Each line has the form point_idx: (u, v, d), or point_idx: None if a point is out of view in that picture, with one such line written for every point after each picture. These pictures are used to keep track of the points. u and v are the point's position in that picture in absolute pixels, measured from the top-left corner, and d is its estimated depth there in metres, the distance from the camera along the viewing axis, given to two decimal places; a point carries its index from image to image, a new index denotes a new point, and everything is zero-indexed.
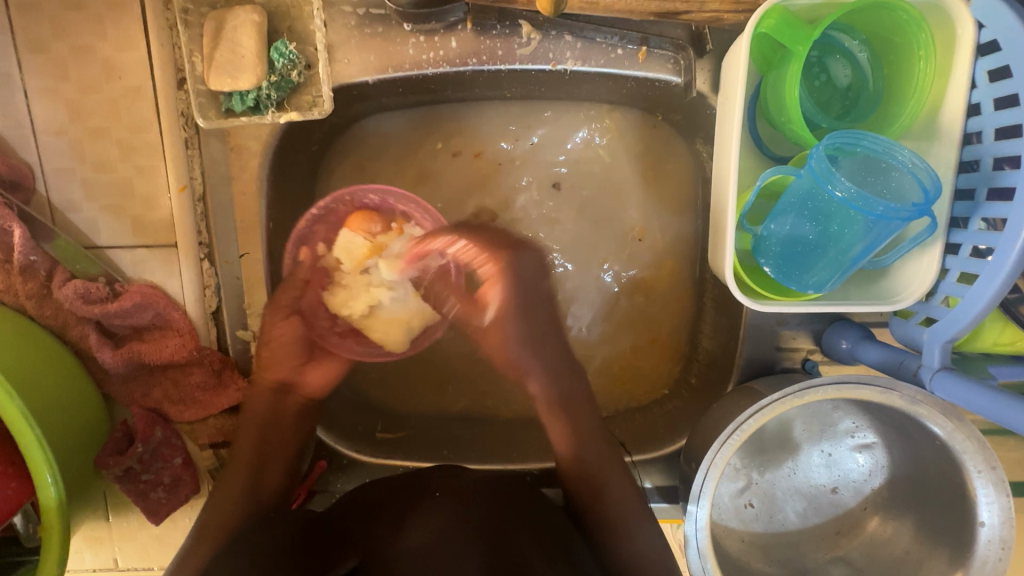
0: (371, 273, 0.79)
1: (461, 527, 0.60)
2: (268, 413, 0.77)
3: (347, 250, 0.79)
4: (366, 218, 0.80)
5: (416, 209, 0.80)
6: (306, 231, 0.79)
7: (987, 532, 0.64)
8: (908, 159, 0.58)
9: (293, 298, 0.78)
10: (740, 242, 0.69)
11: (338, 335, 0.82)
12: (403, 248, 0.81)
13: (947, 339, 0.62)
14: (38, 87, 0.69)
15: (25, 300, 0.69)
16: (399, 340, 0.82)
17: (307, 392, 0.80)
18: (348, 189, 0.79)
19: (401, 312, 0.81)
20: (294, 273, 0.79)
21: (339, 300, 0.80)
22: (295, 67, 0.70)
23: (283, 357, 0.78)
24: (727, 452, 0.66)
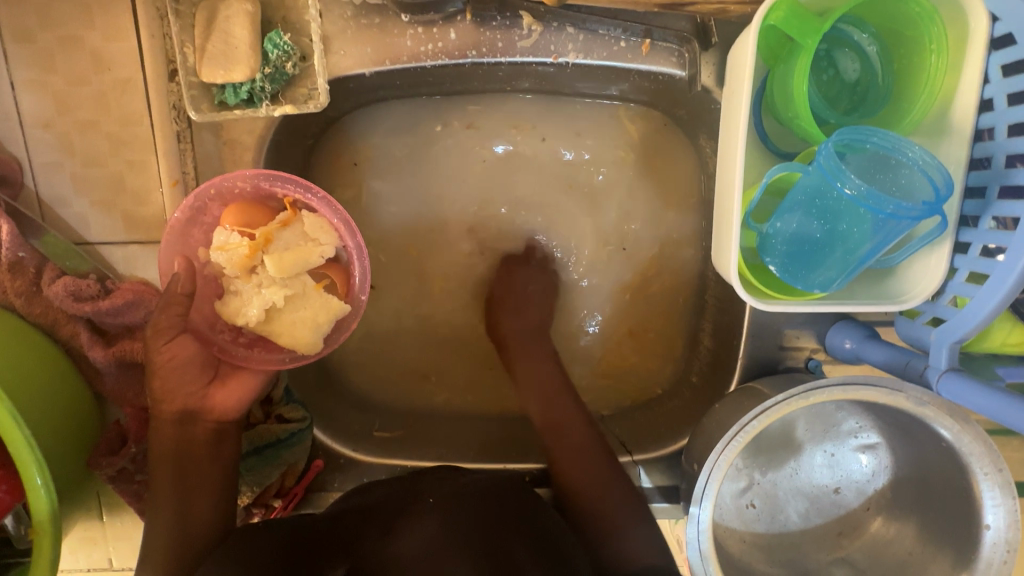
0: (259, 272, 0.66)
1: (452, 535, 0.58)
2: (174, 444, 0.68)
3: (221, 252, 0.65)
4: (238, 210, 0.67)
5: (297, 190, 0.69)
6: (182, 242, 0.68)
7: (992, 534, 0.63)
8: (919, 156, 0.56)
9: (178, 316, 0.67)
10: (745, 240, 0.68)
11: (242, 347, 0.71)
12: (291, 235, 0.68)
13: (955, 340, 0.61)
14: (25, 78, 0.67)
15: (14, 298, 0.68)
16: (311, 340, 0.68)
17: (215, 414, 0.70)
18: (210, 182, 0.67)
19: (307, 308, 0.68)
20: (172, 288, 0.66)
21: (232, 309, 0.68)
22: (290, 58, 0.68)
23: (177, 381, 0.68)
24: (730, 454, 0.65)
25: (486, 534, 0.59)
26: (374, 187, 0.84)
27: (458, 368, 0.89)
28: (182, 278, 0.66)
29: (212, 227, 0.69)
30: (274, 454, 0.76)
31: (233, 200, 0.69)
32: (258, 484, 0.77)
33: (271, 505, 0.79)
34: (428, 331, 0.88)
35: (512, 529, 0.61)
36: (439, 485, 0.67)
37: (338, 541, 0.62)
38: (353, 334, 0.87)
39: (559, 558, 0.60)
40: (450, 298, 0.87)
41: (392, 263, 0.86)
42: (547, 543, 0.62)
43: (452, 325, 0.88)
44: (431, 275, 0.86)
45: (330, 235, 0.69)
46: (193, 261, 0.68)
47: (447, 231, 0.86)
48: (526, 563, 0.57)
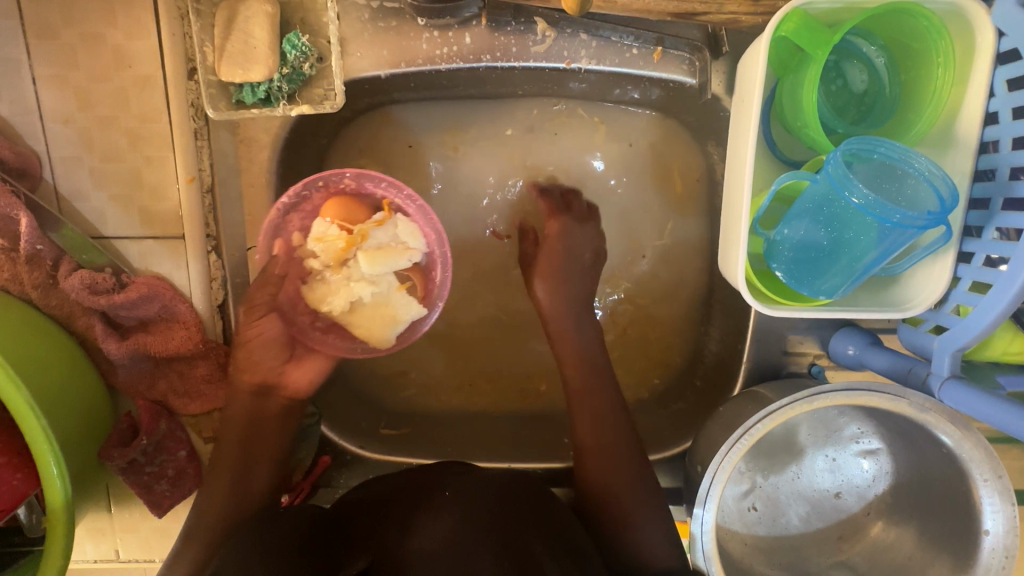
0: (350, 265, 0.72)
1: (471, 528, 0.59)
2: (248, 417, 0.73)
3: (320, 242, 0.72)
4: (342, 204, 0.73)
5: (395, 193, 0.75)
6: (282, 224, 0.74)
7: (991, 540, 0.64)
8: (925, 167, 0.57)
9: (269, 295, 0.74)
10: (752, 246, 0.69)
11: (321, 332, 0.77)
12: (384, 234, 0.73)
13: (957, 347, 0.62)
14: (47, 73, 0.68)
15: (30, 290, 0.68)
16: (384, 336, 0.75)
17: (289, 391, 0.77)
18: (320, 175, 0.73)
19: (387, 306, 0.73)
20: (270, 268, 0.74)
21: (318, 295, 0.74)
22: (307, 59, 0.69)
23: (262, 357, 0.75)
24: (735, 456, 0.66)
25: (504, 531, 0.59)
26: None
27: (465, 367, 0.90)
28: (279, 261, 0.74)
29: (308, 217, 0.75)
30: None
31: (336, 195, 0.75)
32: None
33: None
34: (436, 330, 0.89)
35: (527, 530, 0.61)
36: (453, 479, 0.67)
37: (357, 540, 0.62)
38: None
39: (572, 556, 0.60)
40: (459, 297, 0.88)
41: None
42: (563, 544, 0.62)
43: (460, 325, 0.89)
44: None
45: (419, 241, 0.75)
46: (290, 246, 0.75)
47: (457, 232, 0.87)
48: (543, 559, 0.58)
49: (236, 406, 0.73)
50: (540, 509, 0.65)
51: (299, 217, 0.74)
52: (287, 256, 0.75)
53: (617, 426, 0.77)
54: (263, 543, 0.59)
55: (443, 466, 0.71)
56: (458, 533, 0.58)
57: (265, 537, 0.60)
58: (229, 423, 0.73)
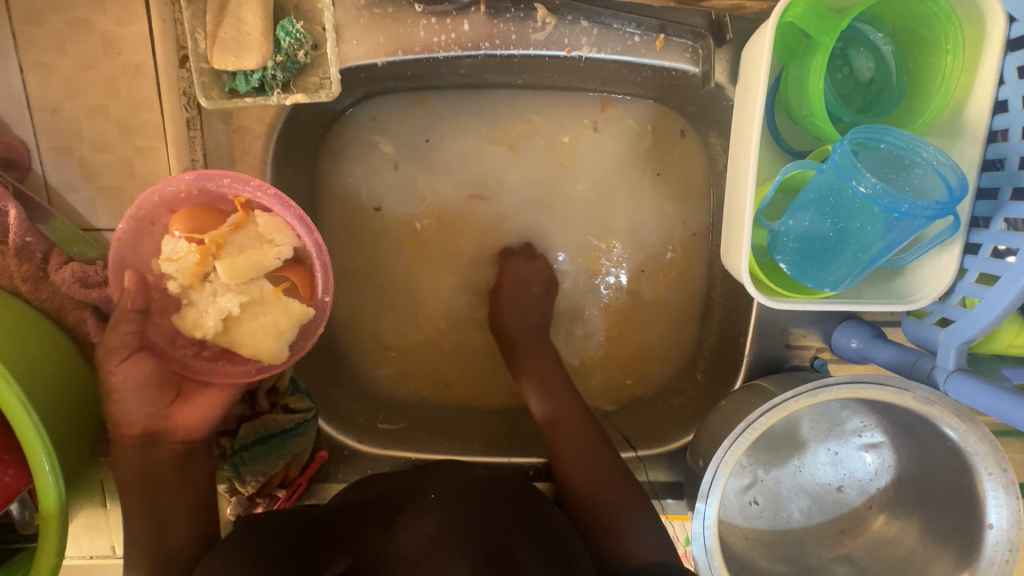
0: (212, 279, 0.65)
1: (455, 534, 0.58)
2: (139, 470, 0.66)
3: (171, 262, 0.63)
4: (186, 216, 0.64)
5: (243, 187, 0.64)
6: (133, 252, 0.66)
7: (995, 533, 0.64)
8: (933, 156, 0.56)
9: (131, 334, 0.66)
10: (756, 238, 0.68)
11: (205, 362, 0.69)
12: (242, 238, 0.65)
13: (963, 340, 0.61)
14: (33, 61, 0.66)
15: (19, 283, 0.66)
16: (274, 350, 0.67)
17: (179, 435, 0.68)
18: (152, 189, 0.63)
19: (266, 316, 0.66)
20: (123, 303, 0.65)
21: (190, 320, 0.66)
22: (301, 46, 0.68)
23: (136, 404, 0.66)
24: (738, 450, 0.65)
25: (485, 537, 0.58)
26: (382, 177, 0.84)
27: (464, 359, 0.89)
28: (133, 293, 0.65)
29: (162, 236, 0.66)
30: (279, 445, 0.76)
31: (181, 205, 0.66)
32: (263, 474, 0.77)
33: (274, 496, 0.78)
34: (434, 324, 0.88)
35: (512, 532, 0.61)
36: (442, 480, 0.67)
37: (339, 539, 0.62)
38: (358, 325, 0.87)
39: (560, 558, 0.60)
40: (458, 291, 0.87)
41: (399, 254, 0.86)
42: (549, 543, 0.62)
43: (459, 318, 0.88)
44: (439, 268, 0.86)
45: (286, 236, 0.66)
46: (145, 275, 0.66)
47: (455, 226, 0.86)
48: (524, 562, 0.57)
49: (122, 461, 0.66)
50: (531, 510, 0.65)
51: (151, 238, 0.66)
52: (143, 287, 0.65)
53: (586, 436, 0.76)
54: (251, 538, 0.59)
55: (433, 467, 0.71)
56: (439, 540, 0.58)
57: (254, 532, 0.60)
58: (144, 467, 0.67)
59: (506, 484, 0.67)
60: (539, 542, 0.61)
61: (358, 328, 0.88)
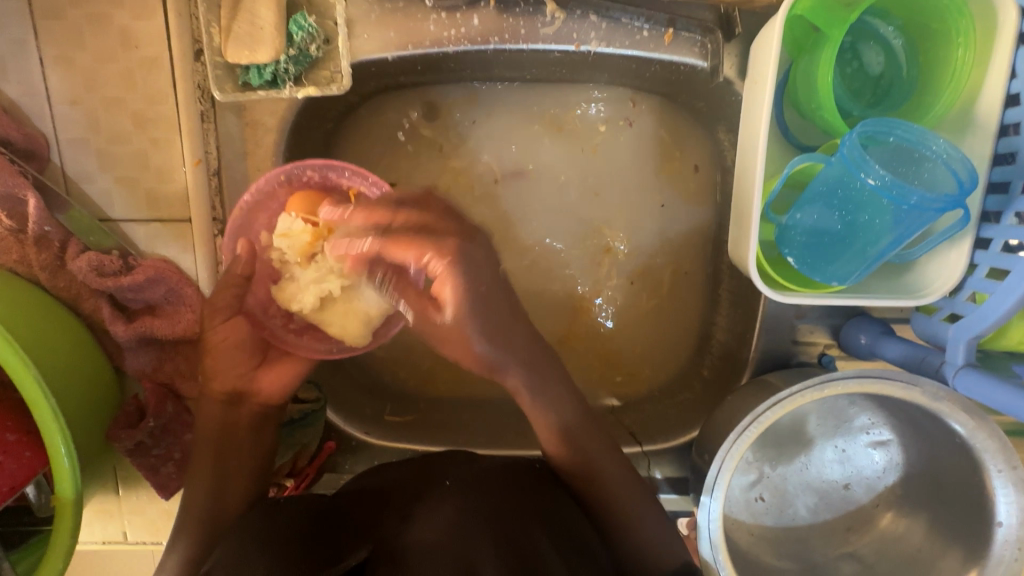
0: (318, 260, 0.73)
1: (473, 517, 0.57)
2: (218, 426, 0.71)
3: (286, 238, 0.71)
4: (305, 198, 0.71)
5: (359, 182, 0.72)
6: (247, 220, 0.72)
7: (1005, 532, 0.63)
8: (943, 149, 0.56)
9: (234, 298, 0.73)
10: (764, 233, 0.68)
11: (293, 334, 0.77)
12: (350, 228, 0.72)
13: (973, 335, 0.60)
14: (53, 54, 0.68)
15: (37, 271, 0.67)
16: (358, 334, 0.75)
17: (261, 398, 0.74)
18: (281, 169, 0.70)
19: (359, 302, 0.75)
20: (232, 268, 0.72)
21: (289, 293, 0.74)
22: (314, 40, 0.69)
23: (228, 364, 0.73)
24: (743, 444, 0.65)
25: (503, 523, 0.58)
26: (391, 171, 0.85)
27: None
28: (243, 262, 0.72)
29: (271, 214, 0.73)
30: (289, 434, 0.77)
31: (301, 187, 0.73)
32: (273, 462, 0.78)
33: (282, 485, 0.80)
34: None
35: (528, 520, 0.60)
36: (455, 470, 0.67)
37: (357, 528, 0.61)
38: None
39: (578, 550, 0.60)
40: None
41: None
42: (565, 537, 0.61)
43: None
44: None
45: (386, 232, 0.73)
46: (254, 244, 0.73)
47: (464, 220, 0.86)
48: (546, 551, 0.56)
49: (206, 414, 0.72)
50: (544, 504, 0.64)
51: (265, 212, 0.72)
52: (252, 255, 0.72)
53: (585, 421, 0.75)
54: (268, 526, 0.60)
55: (440, 455, 0.72)
56: (458, 525, 0.56)
57: (271, 521, 0.60)
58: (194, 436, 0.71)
59: (516, 470, 0.68)
60: (554, 536, 0.60)
61: None
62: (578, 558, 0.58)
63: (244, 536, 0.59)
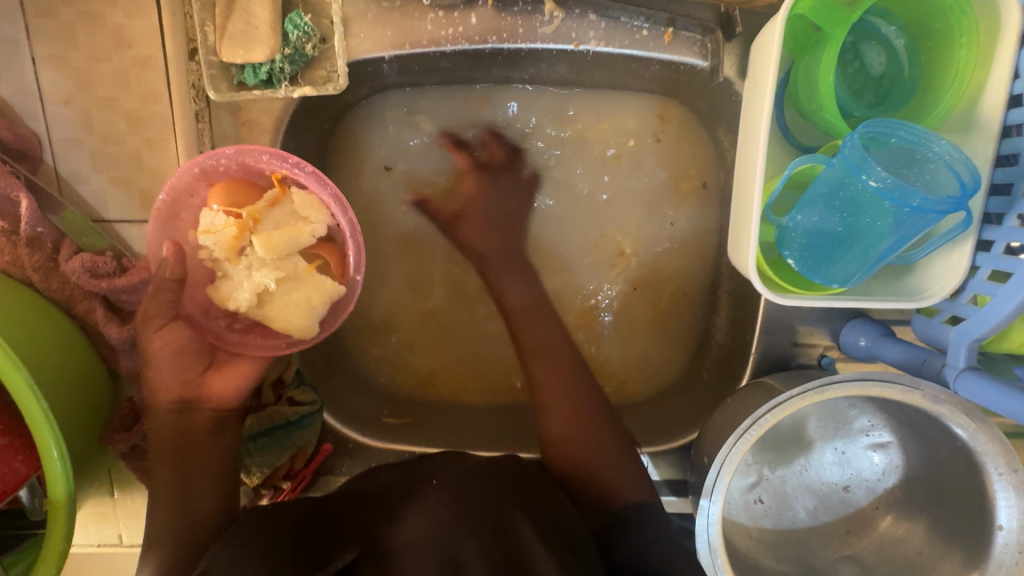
0: (248, 253, 0.66)
1: (459, 515, 0.56)
2: (173, 436, 0.67)
3: (209, 235, 0.65)
4: (225, 189, 0.65)
5: (283, 165, 0.66)
6: (172, 227, 0.67)
7: (1005, 535, 0.62)
8: (945, 150, 0.55)
9: (169, 303, 0.67)
10: (764, 235, 0.67)
11: (236, 334, 0.71)
12: (280, 214, 0.66)
13: (973, 339, 0.60)
14: (45, 53, 0.67)
15: (30, 273, 0.67)
16: (306, 324, 0.68)
17: (213, 403, 0.70)
18: (195, 161, 0.65)
19: (299, 290, 0.67)
20: (162, 271, 0.65)
21: (224, 292, 0.67)
22: (310, 40, 0.68)
23: (174, 371, 0.68)
24: (742, 447, 0.64)
25: (489, 520, 0.57)
26: (388, 172, 0.84)
27: (467, 355, 0.89)
28: (171, 262, 0.65)
29: (199, 209, 0.68)
30: (283, 437, 0.76)
31: (219, 179, 0.67)
32: (268, 466, 0.77)
33: (279, 488, 0.79)
34: (439, 319, 0.88)
35: (514, 514, 0.59)
36: (445, 469, 0.66)
37: (344, 528, 0.60)
38: (363, 319, 0.88)
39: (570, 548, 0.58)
40: (463, 287, 0.87)
41: (406, 249, 0.86)
42: (558, 536, 0.59)
43: (462, 314, 0.88)
44: (444, 263, 0.87)
45: (321, 214, 0.68)
46: (182, 245, 0.67)
47: (461, 221, 0.86)
48: (531, 545, 0.55)
49: (159, 425, 0.68)
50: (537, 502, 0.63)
51: (187, 212, 0.67)
52: (180, 257, 0.66)
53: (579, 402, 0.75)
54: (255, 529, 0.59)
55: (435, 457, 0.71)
56: (444, 520, 0.56)
57: (259, 524, 0.60)
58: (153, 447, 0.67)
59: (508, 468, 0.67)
60: (546, 534, 0.58)
61: (362, 323, 0.88)
62: (572, 557, 0.56)
63: (230, 544, 0.58)
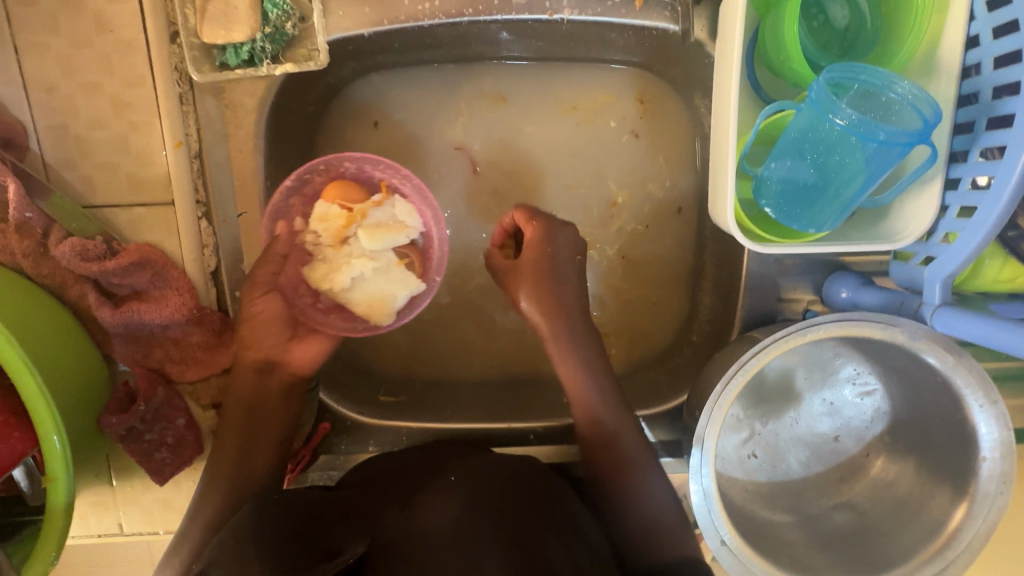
0: (350, 243, 0.74)
1: (473, 508, 0.61)
2: (252, 392, 0.73)
3: (323, 221, 0.74)
4: (342, 186, 0.76)
5: (392, 174, 0.79)
6: (284, 206, 0.76)
7: (989, 466, 0.64)
8: (908, 91, 0.58)
9: (272, 274, 0.73)
10: (742, 190, 0.70)
11: (321, 312, 0.78)
12: (383, 214, 0.76)
13: (947, 275, 0.62)
14: (28, 41, 0.68)
15: (20, 259, 0.68)
16: (385, 310, 0.76)
17: (292, 368, 0.76)
18: (321, 159, 0.78)
19: (386, 281, 0.75)
20: (272, 247, 0.74)
21: (319, 274, 0.75)
22: (289, 18, 0.70)
23: (264, 334, 0.73)
24: (730, 394, 0.66)
25: (505, 515, 0.61)
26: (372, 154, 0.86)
27: (459, 332, 0.90)
28: (282, 240, 0.75)
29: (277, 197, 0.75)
30: None
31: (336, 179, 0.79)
32: None
33: None
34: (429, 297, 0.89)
35: (530, 516, 0.62)
36: (460, 465, 0.70)
37: (356, 517, 0.63)
38: None
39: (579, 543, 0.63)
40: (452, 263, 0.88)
41: None
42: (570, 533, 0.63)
43: (452, 290, 0.89)
44: None
45: (416, 220, 0.78)
46: (292, 227, 0.76)
47: (448, 200, 0.87)
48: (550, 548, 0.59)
49: (240, 380, 0.73)
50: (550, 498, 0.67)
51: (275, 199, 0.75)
52: (290, 237, 0.76)
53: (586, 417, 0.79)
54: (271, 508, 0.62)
55: (441, 449, 0.75)
56: (459, 514, 0.60)
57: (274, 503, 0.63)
58: (230, 401, 0.73)
59: (520, 466, 0.70)
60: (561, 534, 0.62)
61: None
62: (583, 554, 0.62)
63: (242, 526, 0.60)
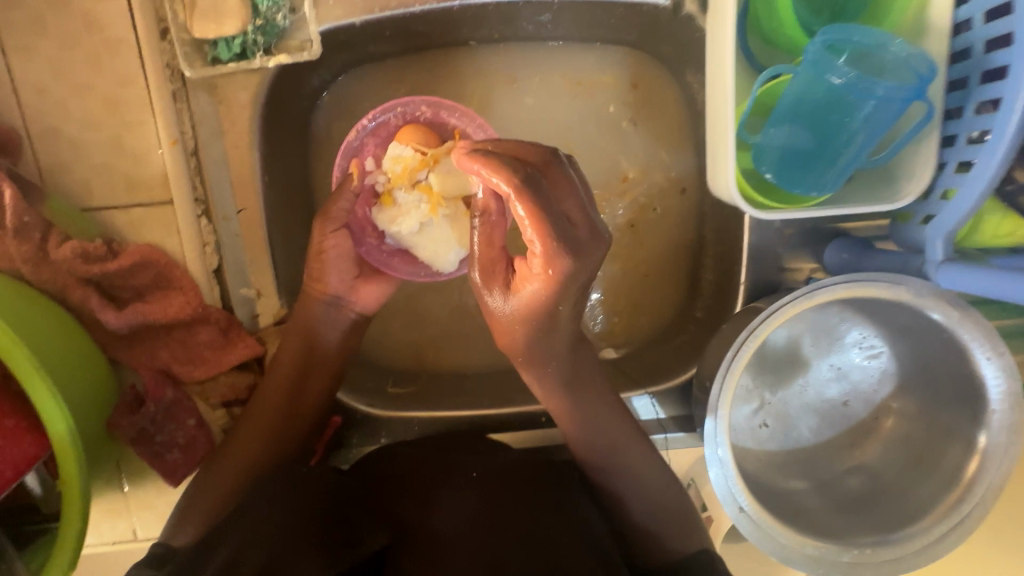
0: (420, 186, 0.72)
1: (495, 508, 0.61)
2: (307, 339, 0.73)
3: (395, 160, 0.72)
4: (418, 129, 0.74)
5: (465, 122, 0.78)
6: (361, 142, 0.77)
7: (999, 418, 0.65)
8: (900, 49, 0.59)
9: (344, 210, 0.72)
10: (741, 159, 0.70)
11: (386, 254, 0.78)
12: None
13: (950, 229, 0.62)
14: (15, 43, 0.67)
15: (20, 265, 0.67)
16: (446, 259, 0.75)
17: (358, 306, 0.77)
18: (400, 100, 0.77)
19: (451, 228, 0.73)
20: (344, 185, 0.73)
21: (389, 215, 0.73)
22: (280, 10, 0.69)
23: (335, 271, 0.73)
24: (741, 360, 0.66)
25: (525, 519, 0.60)
26: None
27: (464, 320, 0.90)
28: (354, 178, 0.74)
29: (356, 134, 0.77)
30: None
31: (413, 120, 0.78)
32: None
33: None
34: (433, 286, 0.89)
35: (551, 521, 0.62)
36: (476, 458, 0.70)
37: (375, 512, 0.62)
38: None
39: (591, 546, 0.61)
40: None
41: None
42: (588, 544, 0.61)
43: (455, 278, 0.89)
44: None
45: None
46: (362, 165, 0.76)
47: None
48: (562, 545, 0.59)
49: (305, 313, 0.74)
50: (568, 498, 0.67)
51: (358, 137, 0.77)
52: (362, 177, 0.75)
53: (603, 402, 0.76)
54: (288, 497, 0.60)
55: (463, 444, 0.74)
56: (479, 515, 0.60)
57: (292, 491, 0.61)
58: (288, 346, 0.73)
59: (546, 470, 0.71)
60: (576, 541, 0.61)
61: None
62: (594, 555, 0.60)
63: (259, 511, 0.58)
